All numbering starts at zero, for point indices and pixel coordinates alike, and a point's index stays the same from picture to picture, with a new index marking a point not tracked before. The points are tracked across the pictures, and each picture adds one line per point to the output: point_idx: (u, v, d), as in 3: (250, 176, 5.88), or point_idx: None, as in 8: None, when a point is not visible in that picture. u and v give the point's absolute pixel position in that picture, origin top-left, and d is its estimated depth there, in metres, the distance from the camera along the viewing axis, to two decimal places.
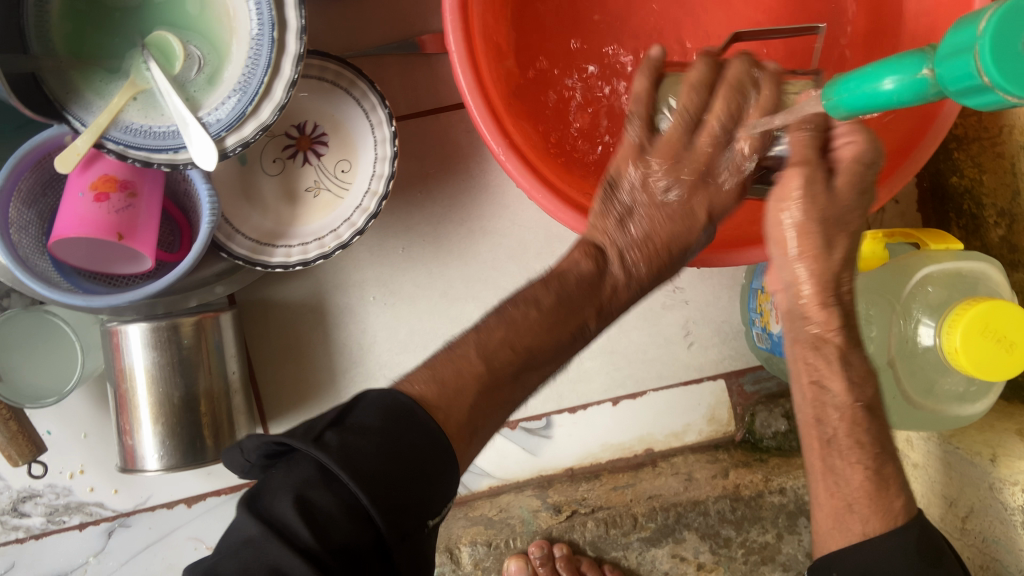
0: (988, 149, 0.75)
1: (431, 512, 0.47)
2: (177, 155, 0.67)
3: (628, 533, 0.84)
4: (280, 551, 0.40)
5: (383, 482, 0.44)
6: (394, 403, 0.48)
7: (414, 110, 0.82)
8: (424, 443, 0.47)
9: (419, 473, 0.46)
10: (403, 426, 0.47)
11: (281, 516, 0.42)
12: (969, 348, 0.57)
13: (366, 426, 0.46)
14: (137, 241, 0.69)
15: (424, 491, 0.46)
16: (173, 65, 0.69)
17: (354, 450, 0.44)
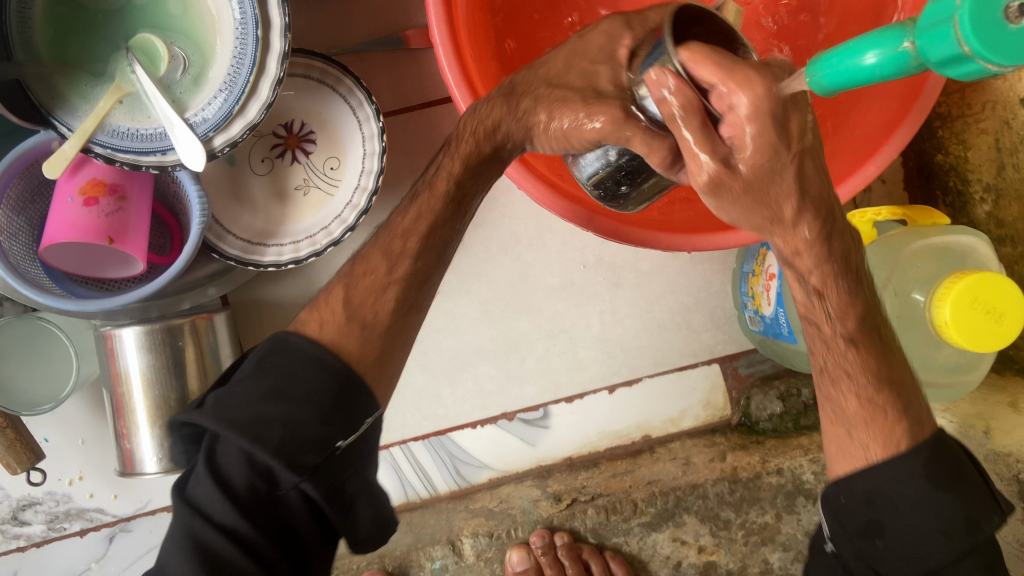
0: (972, 125, 0.76)
1: (338, 435, 0.52)
2: (164, 157, 0.67)
3: (628, 519, 0.84)
4: (207, 528, 0.49)
5: (260, 424, 0.49)
6: (272, 342, 0.55)
7: (402, 105, 0.82)
8: (311, 369, 0.53)
9: (303, 400, 0.51)
10: (283, 368, 0.53)
11: (201, 494, 0.50)
12: (957, 318, 0.58)
13: (246, 378, 0.52)
14: (128, 245, 0.69)
15: (321, 412, 0.51)
16: (158, 67, 0.68)
17: (228, 404, 0.50)
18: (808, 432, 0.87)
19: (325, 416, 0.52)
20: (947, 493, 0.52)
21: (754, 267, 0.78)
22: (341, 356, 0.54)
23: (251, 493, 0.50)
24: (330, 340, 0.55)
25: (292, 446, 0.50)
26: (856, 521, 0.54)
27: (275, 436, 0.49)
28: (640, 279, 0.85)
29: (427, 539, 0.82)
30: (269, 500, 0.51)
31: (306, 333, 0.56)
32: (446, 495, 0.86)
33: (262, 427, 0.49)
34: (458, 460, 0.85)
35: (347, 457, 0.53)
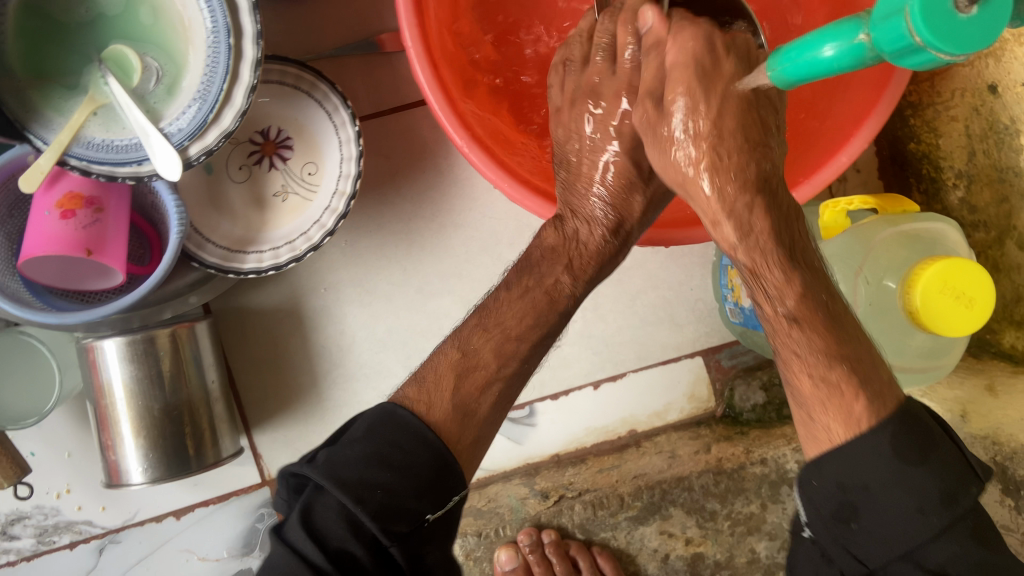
0: (942, 113, 0.77)
1: (428, 507, 0.51)
2: (140, 168, 0.68)
3: (616, 513, 0.86)
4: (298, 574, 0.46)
5: (365, 483, 0.49)
6: (381, 412, 0.53)
7: (377, 108, 0.83)
8: (414, 443, 0.52)
9: (406, 472, 0.50)
10: (389, 434, 0.52)
11: (294, 540, 0.48)
12: (927, 303, 0.59)
13: (354, 438, 0.52)
14: (107, 256, 0.69)
15: (421, 487, 0.50)
16: (131, 78, 0.69)
17: (338, 462, 0.50)
18: (790, 421, 0.88)
19: (424, 492, 0.50)
20: (917, 468, 0.47)
21: (733, 259, 0.79)
22: (439, 434, 0.53)
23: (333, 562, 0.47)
24: (433, 417, 0.54)
25: (389, 512, 0.49)
26: (831, 505, 0.49)
27: (376, 500, 0.49)
28: (622, 274, 0.85)
29: None
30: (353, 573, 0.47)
31: (415, 409, 0.54)
32: None
33: (365, 490, 0.49)
34: None
35: (435, 532, 0.52)
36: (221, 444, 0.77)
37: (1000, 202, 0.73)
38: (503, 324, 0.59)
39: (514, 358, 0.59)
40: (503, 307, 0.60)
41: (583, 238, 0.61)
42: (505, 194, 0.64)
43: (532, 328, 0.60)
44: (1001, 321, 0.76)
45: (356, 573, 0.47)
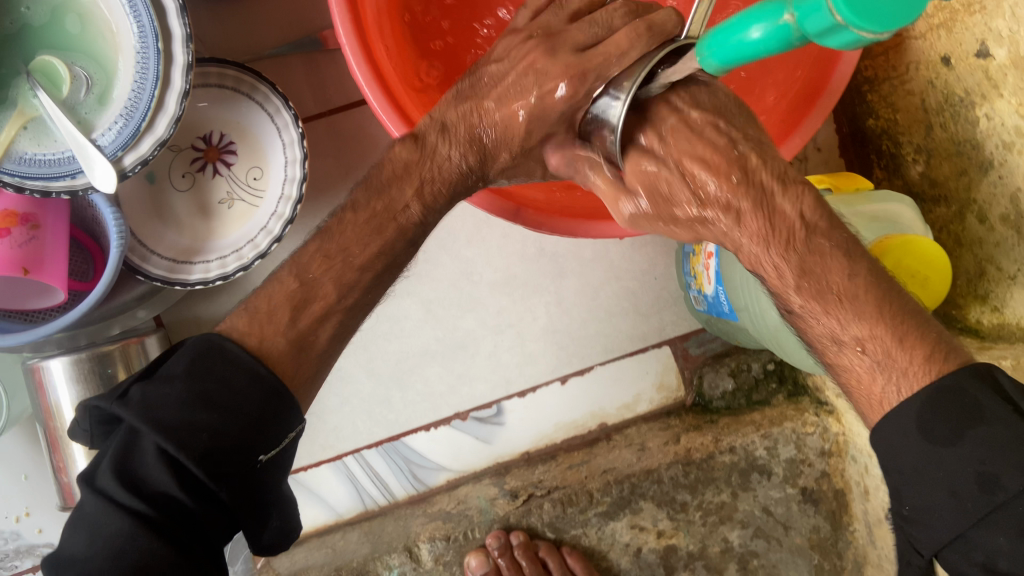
0: (898, 88, 0.76)
1: (256, 449, 0.51)
2: (75, 181, 0.66)
3: (585, 509, 0.84)
4: (120, 519, 0.47)
5: (186, 427, 0.48)
6: (206, 344, 0.53)
7: (325, 108, 0.81)
8: (244, 379, 0.52)
9: (235, 411, 0.50)
10: (212, 364, 0.52)
11: (110, 488, 0.48)
12: (903, 280, 0.58)
13: (173, 374, 0.51)
14: (46, 274, 0.67)
15: (249, 425, 0.51)
16: (60, 90, 0.65)
17: (155, 403, 0.49)
18: (760, 407, 0.86)
19: (253, 430, 0.51)
20: (949, 449, 0.48)
21: (694, 247, 0.77)
22: (272, 369, 0.54)
23: (157, 508, 0.47)
24: (264, 349, 0.54)
25: (217, 455, 0.49)
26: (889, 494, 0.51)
27: (202, 445, 0.48)
28: (584, 267, 0.84)
29: (385, 548, 0.82)
30: (180, 512, 0.48)
31: (243, 343, 0.54)
32: (405, 501, 0.85)
33: (188, 434, 0.48)
34: (414, 464, 0.84)
35: (262, 469, 0.53)
36: None
37: (960, 174, 0.72)
38: (346, 251, 0.58)
39: (356, 289, 0.58)
40: (348, 227, 0.59)
41: (438, 160, 0.59)
42: (373, 107, 0.62)
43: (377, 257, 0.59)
44: (965, 295, 0.75)
45: (178, 509, 0.48)
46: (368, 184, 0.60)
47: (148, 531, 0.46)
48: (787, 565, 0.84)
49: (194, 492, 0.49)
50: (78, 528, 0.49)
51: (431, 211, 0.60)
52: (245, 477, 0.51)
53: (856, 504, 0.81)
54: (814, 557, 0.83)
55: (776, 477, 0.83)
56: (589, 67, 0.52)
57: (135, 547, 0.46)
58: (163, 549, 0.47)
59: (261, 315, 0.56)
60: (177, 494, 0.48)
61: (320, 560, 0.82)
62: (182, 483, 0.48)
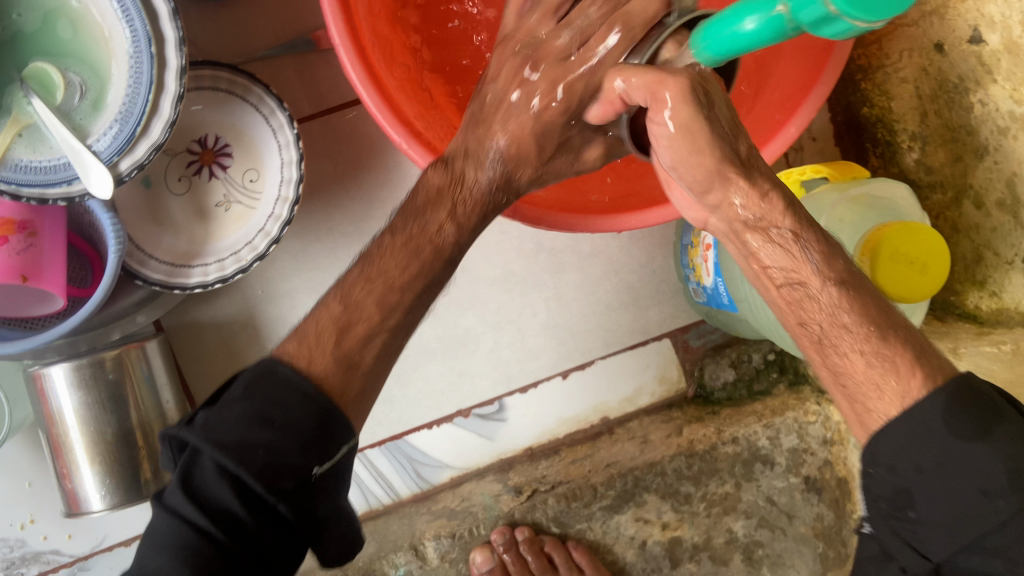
0: (891, 76, 0.76)
1: (313, 463, 0.50)
2: (71, 187, 0.65)
3: (589, 504, 0.84)
4: (183, 536, 0.47)
5: (244, 445, 0.48)
6: (262, 366, 0.52)
7: (319, 109, 0.80)
8: (299, 398, 0.51)
9: (290, 428, 0.49)
10: (267, 384, 0.51)
11: (175, 506, 0.48)
12: (898, 265, 0.58)
13: (232, 396, 0.51)
14: (44, 281, 0.67)
15: (305, 441, 0.50)
16: (54, 95, 0.65)
17: (216, 424, 0.49)
18: (761, 397, 0.87)
19: (311, 446, 0.50)
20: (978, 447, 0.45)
21: (692, 239, 0.77)
22: (319, 384, 0.52)
23: (219, 526, 0.47)
24: (314, 371, 0.53)
25: (275, 472, 0.48)
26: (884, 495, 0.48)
27: (259, 461, 0.48)
28: (582, 262, 0.84)
29: (390, 547, 0.81)
30: (242, 532, 0.48)
31: (295, 364, 0.53)
32: (409, 499, 0.85)
33: (246, 452, 0.48)
34: (417, 462, 0.84)
35: (326, 486, 0.51)
36: None
37: (956, 161, 0.72)
38: (386, 273, 0.58)
39: (398, 309, 0.58)
40: (386, 253, 0.59)
41: (467, 185, 0.60)
42: (369, 111, 0.61)
43: (416, 276, 0.59)
44: (963, 281, 0.75)
45: (241, 527, 0.48)
46: (404, 210, 0.61)
47: (210, 550, 0.47)
48: (791, 555, 0.83)
49: (254, 510, 0.48)
50: (149, 549, 0.50)
51: (465, 230, 0.61)
52: (306, 494, 0.50)
53: (860, 492, 0.81)
54: (819, 546, 0.83)
55: (779, 467, 0.83)
56: (571, 78, 0.57)
57: (197, 566, 0.46)
58: (225, 568, 0.47)
59: (312, 341, 0.55)
60: (238, 512, 0.48)
61: (325, 560, 0.82)
62: (243, 501, 0.48)
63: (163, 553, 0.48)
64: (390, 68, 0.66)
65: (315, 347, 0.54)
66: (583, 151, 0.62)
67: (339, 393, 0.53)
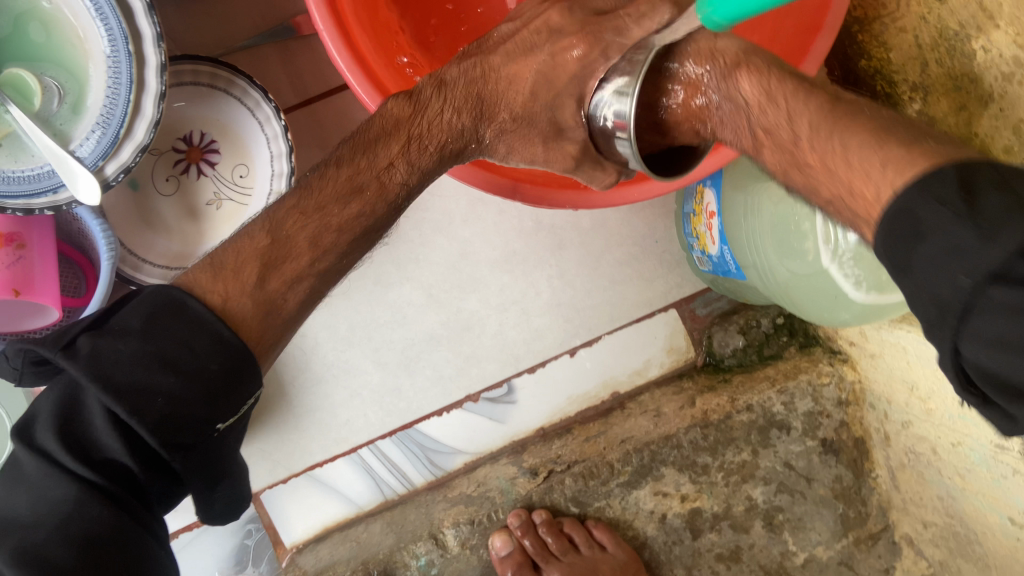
0: (890, 26, 0.75)
1: (221, 415, 0.47)
2: (57, 196, 0.63)
3: (607, 481, 0.83)
4: (58, 484, 0.44)
5: (138, 390, 0.44)
6: (165, 299, 0.47)
7: (303, 98, 0.78)
8: (208, 340, 0.47)
9: (197, 375, 0.46)
10: (171, 315, 0.47)
11: (49, 447, 0.44)
12: None
13: (127, 327, 0.45)
14: (37, 294, 0.65)
15: (212, 391, 0.47)
16: (32, 102, 0.63)
17: (104, 358, 0.44)
18: (772, 361, 0.86)
19: (215, 397, 0.47)
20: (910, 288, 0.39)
21: (694, 208, 0.76)
22: (239, 330, 0.49)
23: (104, 475, 0.44)
24: (230, 313, 0.49)
25: (173, 424, 0.45)
26: None
27: (159, 411, 0.44)
28: (583, 237, 0.83)
29: (410, 536, 0.80)
30: (128, 478, 0.45)
31: (206, 301, 0.49)
32: (424, 487, 0.85)
33: (143, 399, 0.44)
34: (430, 449, 0.84)
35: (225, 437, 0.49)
36: None
37: (960, 110, 0.70)
38: (323, 211, 0.54)
39: (333, 252, 0.54)
40: (327, 183, 0.55)
41: (430, 115, 0.57)
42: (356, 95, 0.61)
43: (357, 218, 0.55)
44: None
45: (125, 476, 0.45)
46: (355, 141, 0.56)
47: (95, 499, 0.44)
48: (812, 518, 0.82)
49: (143, 461, 0.45)
50: (12, 490, 0.45)
51: (416, 171, 0.57)
52: (205, 449, 0.47)
53: (878, 450, 0.81)
54: (839, 507, 0.82)
55: (795, 431, 0.82)
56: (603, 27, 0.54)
57: (82, 515, 0.43)
58: (111, 519, 0.44)
59: (227, 271, 0.51)
60: (128, 465, 0.44)
61: (344, 555, 0.80)
62: (132, 452, 0.44)
63: (31, 497, 0.44)
64: (381, 51, 0.65)
65: (234, 279, 0.50)
66: (564, 135, 0.58)
67: (258, 339, 0.50)
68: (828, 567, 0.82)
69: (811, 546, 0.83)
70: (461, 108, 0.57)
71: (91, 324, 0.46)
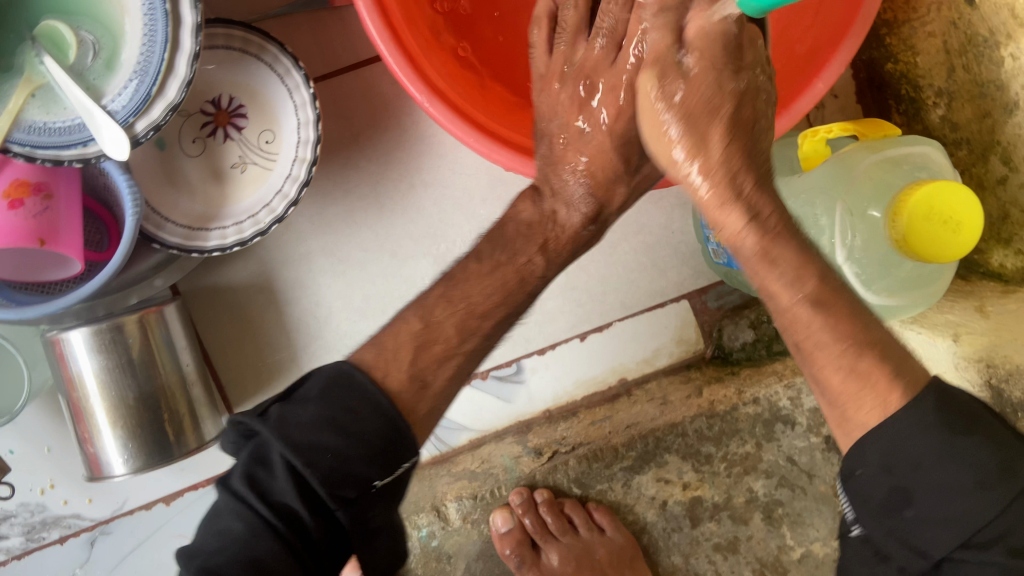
0: (919, 29, 0.74)
1: (376, 474, 0.51)
2: (87, 149, 0.63)
3: (610, 464, 0.86)
4: (244, 521, 0.49)
5: (312, 447, 0.49)
6: (338, 371, 0.53)
7: (332, 68, 0.79)
8: (369, 410, 0.52)
9: (360, 438, 0.50)
10: (340, 393, 0.52)
11: (240, 491, 0.49)
12: (922, 227, 0.57)
13: (307, 397, 0.52)
14: (61, 244, 0.66)
15: (372, 453, 0.51)
16: (67, 55, 0.64)
17: (290, 420, 0.50)
18: (781, 357, 0.87)
19: (376, 457, 0.51)
20: (968, 438, 0.47)
21: None
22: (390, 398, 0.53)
23: (282, 519, 0.49)
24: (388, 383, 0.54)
25: (336, 476, 0.49)
26: (879, 493, 0.49)
27: (326, 464, 0.49)
28: None
29: (413, 507, 0.83)
30: (298, 524, 0.49)
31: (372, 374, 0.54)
32: (428, 462, 0.84)
33: (314, 454, 0.49)
34: (436, 425, 0.83)
35: (381, 494, 0.53)
36: (204, 429, 0.75)
37: (983, 117, 0.71)
38: (469, 299, 0.59)
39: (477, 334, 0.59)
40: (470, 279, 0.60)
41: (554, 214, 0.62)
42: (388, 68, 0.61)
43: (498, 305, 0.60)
44: (988, 240, 0.75)
45: (295, 521, 0.49)
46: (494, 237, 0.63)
47: (271, 535, 0.48)
48: (810, 513, 0.86)
49: (312, 508, 0.49)
50: (210, 526, 0.51)
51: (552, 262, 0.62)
52: (363, 504, 0.51)
53: None
54: (838, 505, 0.86)
55: (799, 427, 0.85)
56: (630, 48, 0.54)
57: (261, 549, 0.48)
58: (285, 556, 0.48)
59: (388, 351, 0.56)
60: (297, 507, 0.48)
61: None
62: (303, 498, 0.49)
63: (222, 534, 0.49)
64: (417, 22, 0.65)
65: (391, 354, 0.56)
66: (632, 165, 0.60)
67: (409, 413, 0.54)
68: (823, 563, 0.86)
69: (808, 541, 0.86)
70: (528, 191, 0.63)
71: (286, 395, 0.53)
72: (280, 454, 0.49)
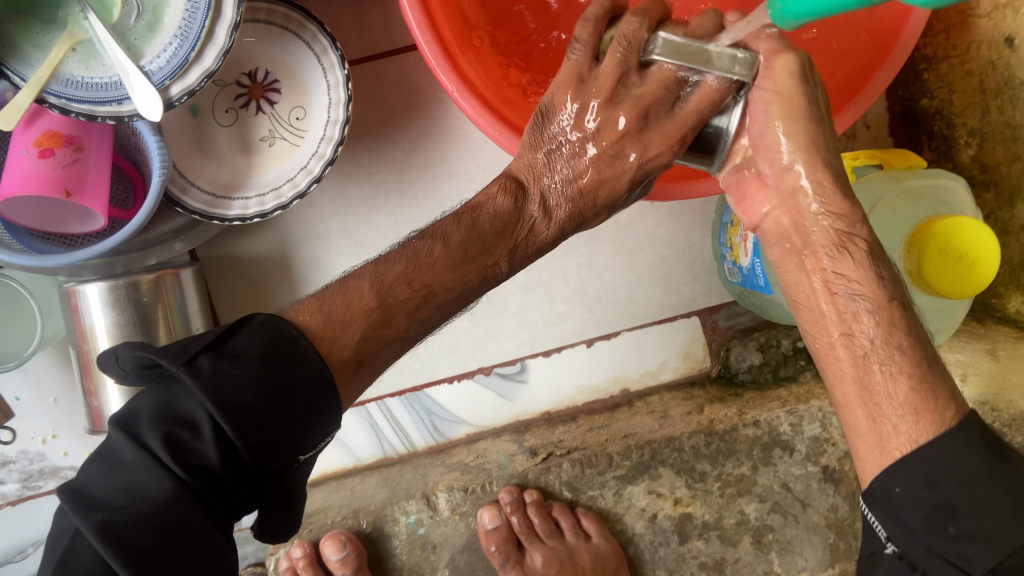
0: (957, 67, 0.73)
1: (303, 445, 0.48)
2: (121, 107, 0.65)
3: (604, 472, 0.84)
4: (154, 481, 0.43)
5: (251, 413, 0.45)
6: (280, 331, 0.49)
7: (368, 53, 0.79)
8: (309, 378, 0.48)
9: (296, 409, 0.47)
10: (280, 356, 0.48)
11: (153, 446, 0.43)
12: (950, 259, 0.57)
13: (244, 354, 0.47)
14: (88, 197, 0.67)
15: (304, 425, 0.47)
16: (111, 13, 0.65)
17: (225, 380, 0.45)
18: (786, 382, 0.86)
19: (306, 428, 0.47)
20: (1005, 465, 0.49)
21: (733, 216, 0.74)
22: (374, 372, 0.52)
23: (200, 481, 0.44)
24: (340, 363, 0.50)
25: (268, 448, 0.45)
26: (920, 510, 0.49)
27: (259, 434, 0.45)
28: (619, 230, 0.82)
29: (403, 494, 0.82)
30: (214, 485, 0.45)
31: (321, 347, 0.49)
32: (424, 451, 0.86)
33: (248, 422, 0.44)
34: (435, 416, 0.85)
35: (303, 463, 0.50)
36: None
37: (1013, 161, 0.70)
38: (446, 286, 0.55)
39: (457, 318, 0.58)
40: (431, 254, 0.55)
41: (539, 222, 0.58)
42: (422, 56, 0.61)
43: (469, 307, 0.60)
44: (1007, 284, 0.74)
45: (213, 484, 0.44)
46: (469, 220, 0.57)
47: (188, 498, 0.43)
48: (800, 542, 0.85)
49: (233, 474, 0.45)
50: (99, 476, 0.44)
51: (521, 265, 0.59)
52: (284, 476, 0.48)
53: None
54: (830, 536, 0.84)
55: (799, 454, 0.84)
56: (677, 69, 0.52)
57: (173, 513, 0.42)
58: (203, 518, 0.43)
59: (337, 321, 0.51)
60: (222, 472, 0.44)
61: (338, 502, 0.84)
62: (227, 464, 0.44)
63: (123, 491, 0.43)
64: (455, 13, 0.65)
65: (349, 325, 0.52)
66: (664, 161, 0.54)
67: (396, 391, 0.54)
68: None
69: (796, 570, 0.85)
70: (501, 180, 0.58)
71: (213, 344, 0.47)
72: (209, 413, 0.44)
